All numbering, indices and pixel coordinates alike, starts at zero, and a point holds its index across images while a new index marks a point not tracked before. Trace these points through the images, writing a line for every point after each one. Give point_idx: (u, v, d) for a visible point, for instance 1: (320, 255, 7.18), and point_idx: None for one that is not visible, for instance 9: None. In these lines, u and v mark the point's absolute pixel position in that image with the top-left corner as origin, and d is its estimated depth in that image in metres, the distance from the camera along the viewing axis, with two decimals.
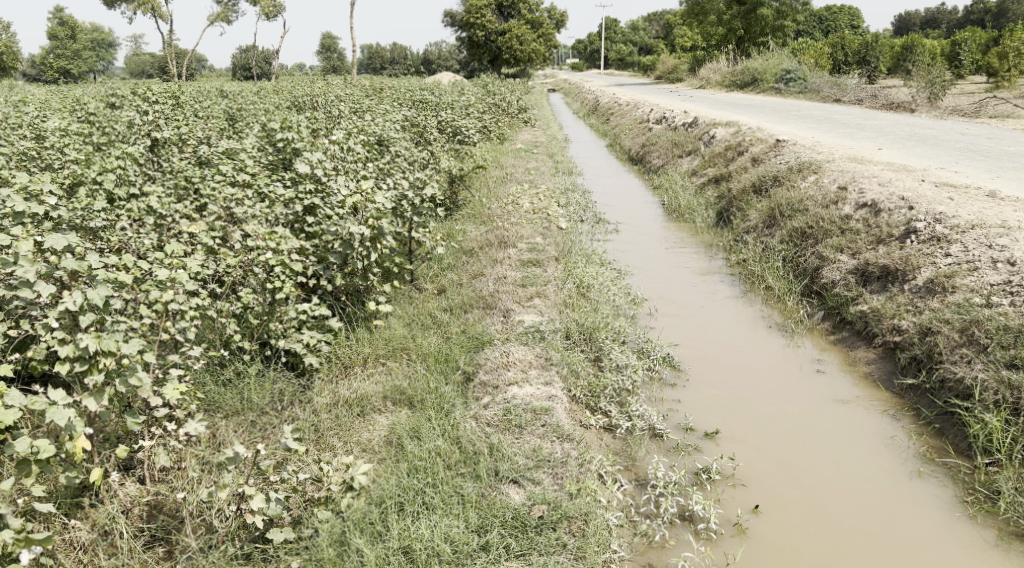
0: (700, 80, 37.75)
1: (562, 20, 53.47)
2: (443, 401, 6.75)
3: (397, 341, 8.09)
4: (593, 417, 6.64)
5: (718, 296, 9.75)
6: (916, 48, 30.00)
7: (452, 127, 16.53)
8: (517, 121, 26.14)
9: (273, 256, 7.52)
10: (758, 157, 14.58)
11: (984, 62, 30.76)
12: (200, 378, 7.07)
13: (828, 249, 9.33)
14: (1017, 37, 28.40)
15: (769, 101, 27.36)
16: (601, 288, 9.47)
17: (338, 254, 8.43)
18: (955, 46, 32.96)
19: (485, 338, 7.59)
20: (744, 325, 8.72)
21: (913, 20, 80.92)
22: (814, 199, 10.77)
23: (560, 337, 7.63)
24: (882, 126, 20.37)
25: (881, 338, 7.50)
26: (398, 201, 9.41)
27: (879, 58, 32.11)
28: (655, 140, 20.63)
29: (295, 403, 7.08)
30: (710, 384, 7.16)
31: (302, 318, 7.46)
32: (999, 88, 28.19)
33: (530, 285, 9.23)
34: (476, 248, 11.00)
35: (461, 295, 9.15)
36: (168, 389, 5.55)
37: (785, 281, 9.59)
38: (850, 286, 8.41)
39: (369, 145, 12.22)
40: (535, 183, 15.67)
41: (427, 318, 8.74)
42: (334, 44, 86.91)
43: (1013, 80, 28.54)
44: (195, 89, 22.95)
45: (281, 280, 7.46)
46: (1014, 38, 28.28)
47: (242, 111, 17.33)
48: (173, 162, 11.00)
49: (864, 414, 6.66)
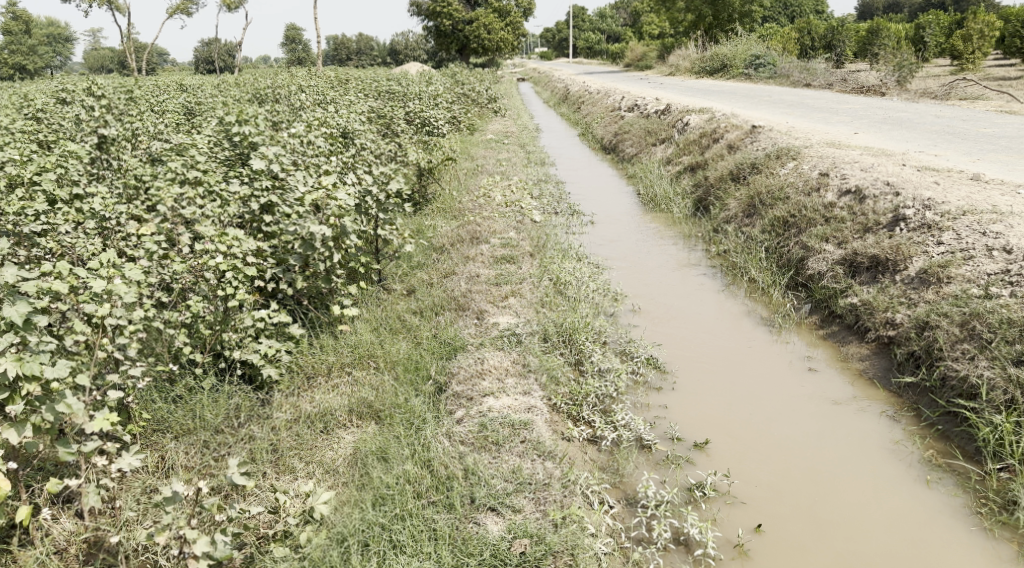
0: (670, 68, 37.43)
1: (530, 9, 52.94)
2: (412, 416, 6.31)
3: (362, 349, 7.65)
4: (576, 429, 6.18)
5: (699, 289, 9.37)
6: (882, 32, 29.87)
7: (419, 118, 16.01)
8: (486, 111, 25.67)
9: (224, 262, 7.08)
10: (734, 143, 14.20)
11: (948, 46, 30.83)
12: (148, 397, 6.60)
13: (813, 239, 8.95)
14: (980, 19, 28.38)
15: (739, 87, 27.09)
16: (578, 285, 9.05)
17: (298, 256, 7.97)
18: (920, 29, 32.94)
19: (456, 343, 7.15)
20: (728, 320, 8.34)
21: (875, 5, 81.31)
22: (795, 187, 10.41)
23: (536, 340, 7.19)
24: (855, 110, 20.11)
25: (874, 332, 7.11)
26: (362, 197, 8.92)
27: (846, 43, 32.05)
28: (628, 128, 20.24)
29: (254, 421, 6.66)
30: (698, 387, 6.75)
31: (258, 326, 7.07)
32: (964, 69, 28.18)
33: (504, 284, 8.79)
34: (447, 245, 10.53)
35: (431, 296, 8.71)
36: (100, 419, 5.14)
37: (768, 272, 9.22)
38: (838, 278, 8.03)
39: (332, 138, 11.66)
40: (507, 174, 15.20)
41: (395, 322, 8.30)
42: (299, 36, 85.66)
43: (978, 63, 28.55)
44: (153, 83, 22.19)
45: (232, 284, 7.02)
46: (978, 20, 28.27)
47: (200, 105, 16.66)
48: (123, 161, 10.42)
49: (863, 417, 6.28)
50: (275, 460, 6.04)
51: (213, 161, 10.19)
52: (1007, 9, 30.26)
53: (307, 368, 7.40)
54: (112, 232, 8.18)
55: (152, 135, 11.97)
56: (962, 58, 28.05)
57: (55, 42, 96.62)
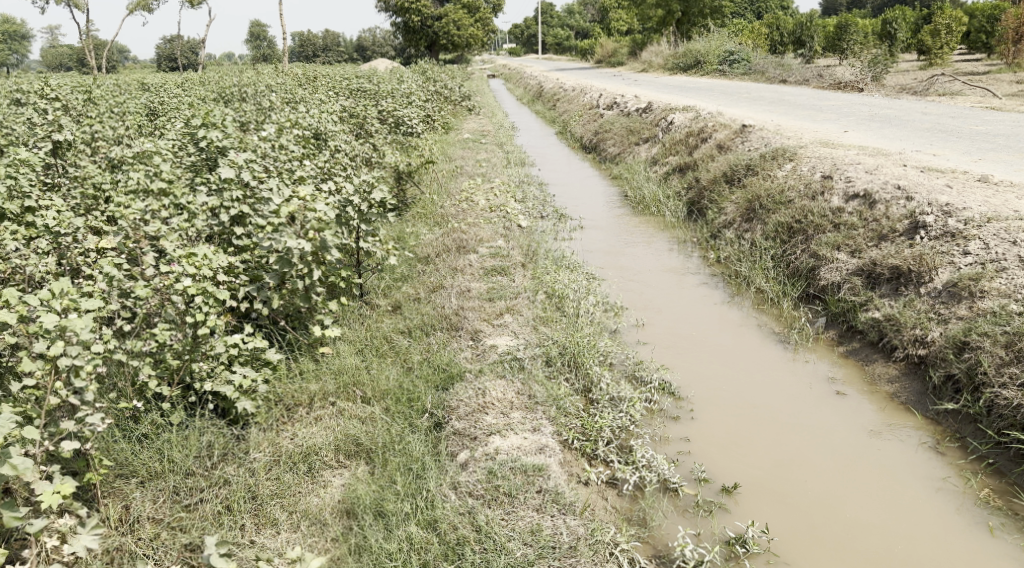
0: (642, 64, 36.94)
1: (499, 5, 52.16)
2: (410, 460, 5.86)
3: (347, 376, 7.02)
4: (594, 472, 5.78)
5: (701, 299, 8.89)
6: (852, 27, 29.62)
7: (394, 118, 15.33)
8: (461, 110, 25.04)
9: (192, 282, 6.46)
10: (724, 143, 13.69)
11: (916, 42, 30.76)
12: (109, 439, 5.99)
13: (823, 247, 8.44)
14: (948, 14, 28.28)
15: (715, 83, 26.65)
16: (576, 298, 8.49)
17: (275, 272, 7.36)
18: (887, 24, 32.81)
19: (454, 372, 6.65)
20: (737, 333, 7.88)
21: (839, 2, 81.75)
22: (797, 190, 9.92)
23: (540, 366, 6.72)
24: (838, 106, 19.76)
25: (902, 351, 6.68)
26: (342, 207, 8.27)
27: (814, 39, 31.84)
28: (608, 126, 19.67)
29: (231, 461, 6.04)
30: (720, 416, 6.32)
31: (231, 352, 6.48)
32: (933, 65, 28.06)
33: (497, 299, 8.22)
34: (432, 255, 9.89)
35: (420, 313, 8.09)
36: (47, 493, 4.85)
37: (776, 282, 8.72)
38: (857, 290, 7.52)
39: (303, 141, 10.95)
40: (488, 176, 14.59)
41: (382, 343, 7.69)
42: (264, 32, 84.18)
43: (946, 59, 28.45)
44: (113, 82, 21.20)
45: (202, 309, 6.38)
46: (946, 16, 28.17)
47: (162, 106, 15.80)
48: (79, 167, 9.67)
49: (904, 450, 5.89)
50: (256, 511, 5.65)
51: (180, 167, 9.50)
52: (973, 5, 30.21)
53: (288, 398, 6.79)
54: (67, 249, 7.49)
55: (112, 141, 11.22)
56: (932, 53, 27.86)
57: (11, 40, 93.89)
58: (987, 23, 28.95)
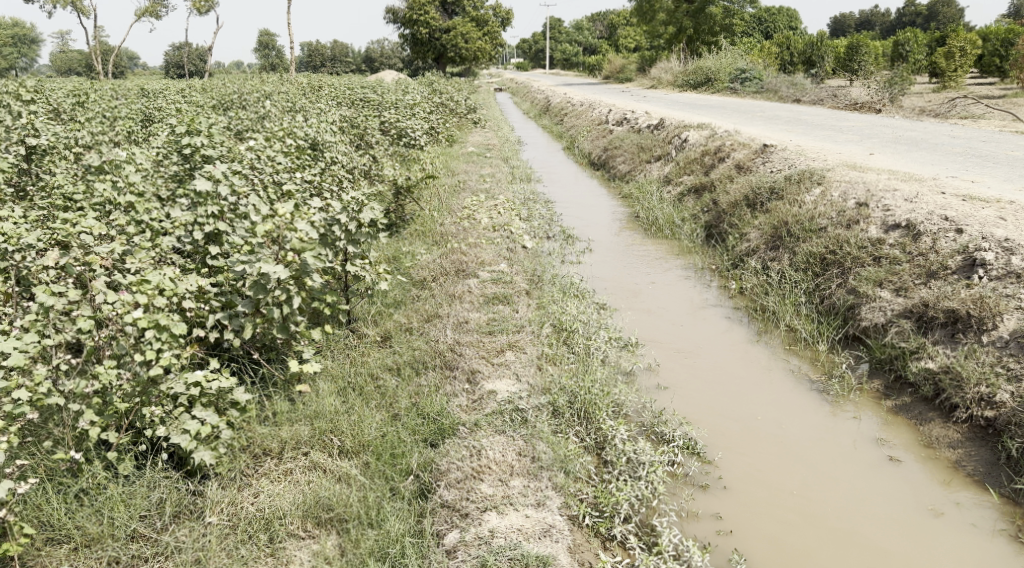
0: (651, 81, 35.97)
1: (508, 19, 51.40)
2: (388, 542, 5.16)
3: (322, 421, 6.18)
4: (609, 560, 5.03)
5: (723, 335, 8.03)
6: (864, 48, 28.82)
7: (396, 129, 14.51)
8: (467, 122, 24.25)
9: (144, 314, 5.69)
10: (743, 164, 12.81)
11: (927, 64, 29.96)
12: (40, 496, 5.31)
13: (862, 282, 7.58)
14: (962, 37, 27.44)
15: (727, 101, 25.79)
16: (587, 332, 7.65)
17: (249, 299, 6.53)
18: (898, 45, 31.91)
19: (445, 425, 5.89)
20: (764, 378, 7.03)
21: (847, 23, 81.04)
22: (828, 217, 9.07)
23: (546, 420, 5.90)
24: (860, 128, 18.87)
25: (965, 411, 5.87)
26: (327, 227, 7.45)
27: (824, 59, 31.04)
28: (619, 143, 18.83)
29: (183, 525, 5.34)
30: (755, 485, 5.53)
31: (192, 393, 5.71)
32: (945, 86, 27.17)
33: (498, 334, 7.37)
34: (427, 280, 9.01)
35: (412, 349, 7.22)
36: None
37: (808, 320, 7.87)
38: (906, 335, 6.63)
39: (293, 153, 10.09)
40: (492, 192, 13.76)
41: (366, 381, 6.83)
42: (272, 42, 83.61)
43: (959, 82, 27.53)
44: (113, 87, 20.40)
45: (154, 345, 5.62)
46: (961, 37, 27.31)
47: (154, 114, 15.00)
48: (50, 178, 8.89)
49: (973, 540, 5.16)
50: None
51: (158, 179, 8.70)
52: (987, 27, 29.36)
53: (255, 445, 5.98)
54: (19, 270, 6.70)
55: (91, 149, 10.42)
56: (945, 76, 26.91)
57: (21, 45, 93.52)
58: (1001, 46, 28.06)
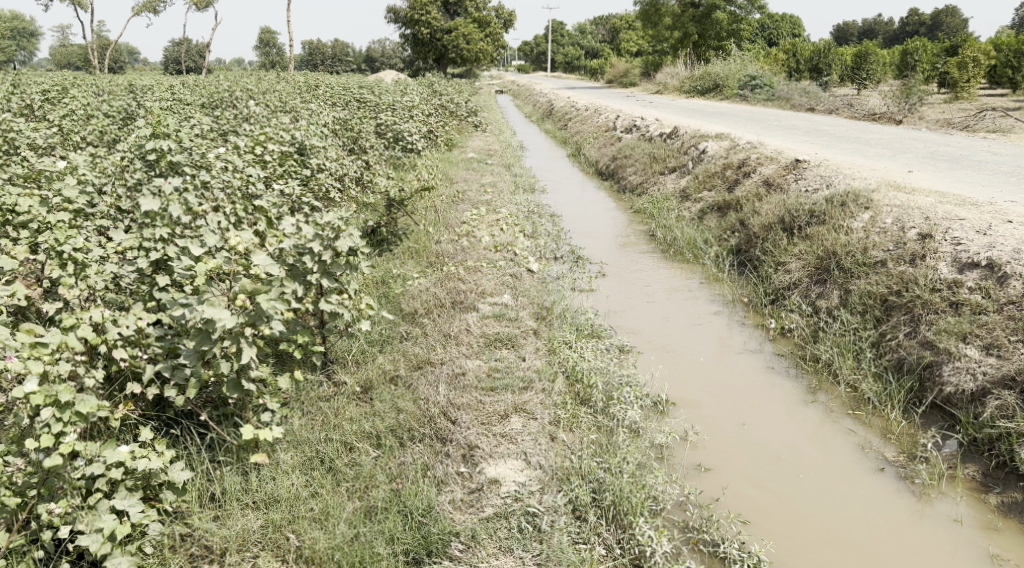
0: (657, 86, 34.53)
1: (510, 20, 50.11)
2: None
3: (277, 512, 5.03)
4: None
5: (768, 387, 6.80)
6: (874, 56, 27.51)
7: (390, 131, 13.15)
8: (467, 126, 22.89)
9: (42, 384, 4.45)
10: (772, 181, 11.44)
11: (941, 74, 28.63)
12: None
13: (940, 333, 6.28)
14: (975, 46, 26.11)
15: (739, 109, 24.53)
16: (610, 385, 6.37)
17: (190, 350, 5.20)
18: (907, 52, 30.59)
19: (432, 536, 4.90)
20: (827, 445, 5.94)
21: (851, 31, 79.78)
22: (885, 249, 7.75)
23: (565, 528, 5.00)
24: (887, 140, 17.60)
25: None
26: (296, 255, 6.05)
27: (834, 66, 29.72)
28: (629, 151, 17.54)
29: None
30: None
31: (111, 478, 4.58)
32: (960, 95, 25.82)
33: (499, 390, 6.08)
34: (418, 313, 7.69)
35: (394, 408, 5.91)
36: None
37: (872, 375, 6.59)
38: (1010, 411, 5.58)
39: (269, 160, 8.80)
40: (494, 204, 12.46)
41: (336, 451, 5.52)
42: (273, 39, 82.25)
43: (973, 92, 26.16)
44: (93, 81, 18.98)
45: (51, 427, 4.38)
46: (975, 46, 25.96)
47: (125, 111, 13.62)
48: None
49: None
50: None
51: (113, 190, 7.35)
52: (998, 37, 28.09)
53: (193, 542, 4.86)
54: None
55: (41, 151, 9.08)
56: (959, 87, 25.55)
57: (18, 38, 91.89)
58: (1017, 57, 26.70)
